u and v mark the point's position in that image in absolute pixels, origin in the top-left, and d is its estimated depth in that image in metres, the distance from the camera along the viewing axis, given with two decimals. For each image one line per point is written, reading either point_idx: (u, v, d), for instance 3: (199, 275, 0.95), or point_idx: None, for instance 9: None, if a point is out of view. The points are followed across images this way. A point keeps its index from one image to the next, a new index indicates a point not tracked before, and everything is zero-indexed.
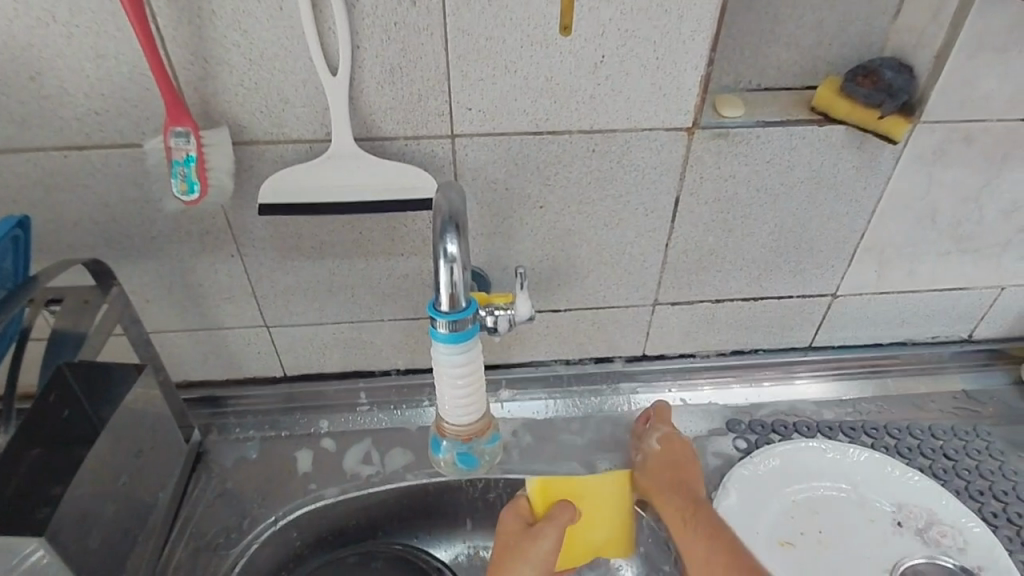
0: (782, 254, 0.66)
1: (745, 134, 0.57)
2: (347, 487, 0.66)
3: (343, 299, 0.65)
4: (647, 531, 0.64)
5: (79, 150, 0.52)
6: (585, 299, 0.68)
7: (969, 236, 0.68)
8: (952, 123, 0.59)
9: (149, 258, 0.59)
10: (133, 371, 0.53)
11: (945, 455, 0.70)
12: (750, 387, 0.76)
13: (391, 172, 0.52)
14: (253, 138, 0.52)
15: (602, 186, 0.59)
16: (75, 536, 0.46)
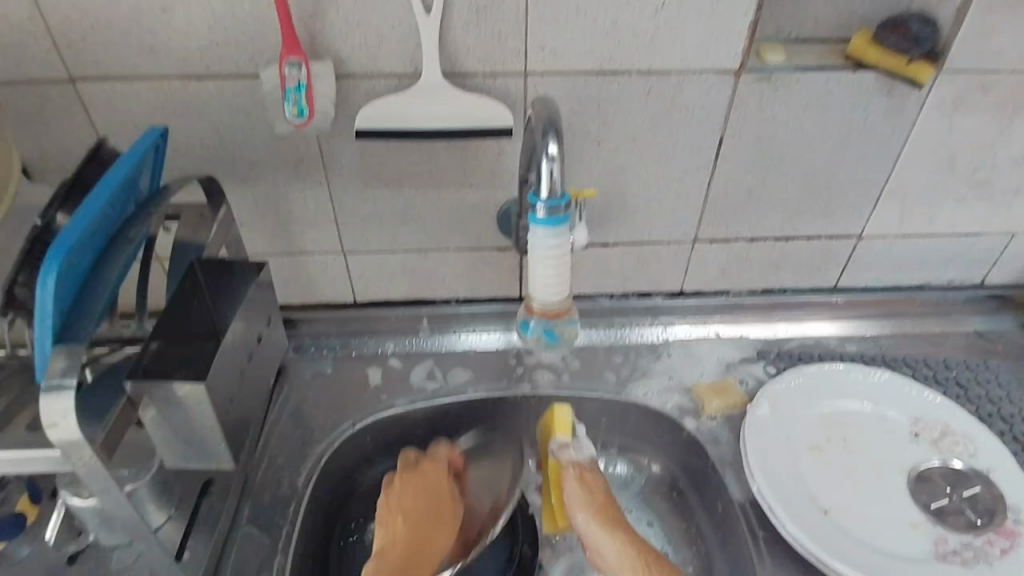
0: (814, 195, 0.73)
1: (786, 77, 0.63)
2: (414, 398, 0.74)
3: (414, 228, 0.71)
4: (685, 442, 0.72)
5: (198, 79, 0.59)
6: (633, 234, 0.74)
7: (984, 181, 0.74)
8: (973, 72, 0.65)
9: (248, 183, 0.66)
10: (253, 270, 0.59)
11: (957, 384, 0.76)
12: (778, 322, 0.82)
13: (473, 103, 0.59)
14: (353, 71, 0.59)
15: (655, 124, 0.65)
16: (224, 403, 0.53)
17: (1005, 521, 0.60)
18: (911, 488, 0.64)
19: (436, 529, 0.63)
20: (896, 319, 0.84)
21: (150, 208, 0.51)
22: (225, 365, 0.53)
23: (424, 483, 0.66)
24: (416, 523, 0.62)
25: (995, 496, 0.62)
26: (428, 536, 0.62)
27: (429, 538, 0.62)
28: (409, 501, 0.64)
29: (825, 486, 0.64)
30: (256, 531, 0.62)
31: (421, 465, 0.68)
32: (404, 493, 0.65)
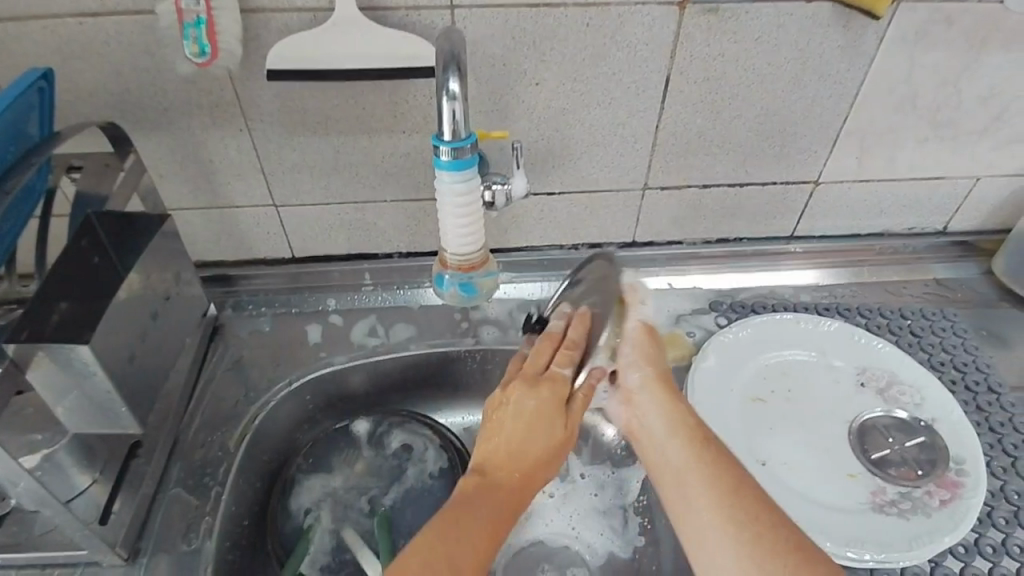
0: (767, 138, 0.69)
1: (734, 10, 0.59)
2: (355, 355, 0.72)
3: (346, 178, 0.67)
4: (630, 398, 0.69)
5: (93, 17, 0.54)
6: (579, 182, 0.70)
7: (948, 122, 0.70)
8: (935, 3, 0.61)
9: (162, 132, 0.62)
10: (156, 220, 0.57)
11: (912, 332, 0.75)
12: (734, 272, 0.80)
13: (393, 39, 0.55)
14: (261, 5, 0.54)
15: (595, 62, 0.61)
16: (121, 359, 0.52)
17: (947, 471, 0.60)
18: (853, 439, 0.64)
19: (535, 467, 0.52)
20: (854, 268, 0.81)
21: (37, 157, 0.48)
22: (121, 320, 0.52)
23: (562, 430, 0.53)
24: (536, 443, 0.52)
25: (938, 446, 0.62)
26: (532, 471, 0.52)
27: (531, 471, 0.52)
28: (514, 418, 0.52)
29: (765, 437, 0.64)
30: (183, 493, 0.61)
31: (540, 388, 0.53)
32: (543, 421, 0.52)
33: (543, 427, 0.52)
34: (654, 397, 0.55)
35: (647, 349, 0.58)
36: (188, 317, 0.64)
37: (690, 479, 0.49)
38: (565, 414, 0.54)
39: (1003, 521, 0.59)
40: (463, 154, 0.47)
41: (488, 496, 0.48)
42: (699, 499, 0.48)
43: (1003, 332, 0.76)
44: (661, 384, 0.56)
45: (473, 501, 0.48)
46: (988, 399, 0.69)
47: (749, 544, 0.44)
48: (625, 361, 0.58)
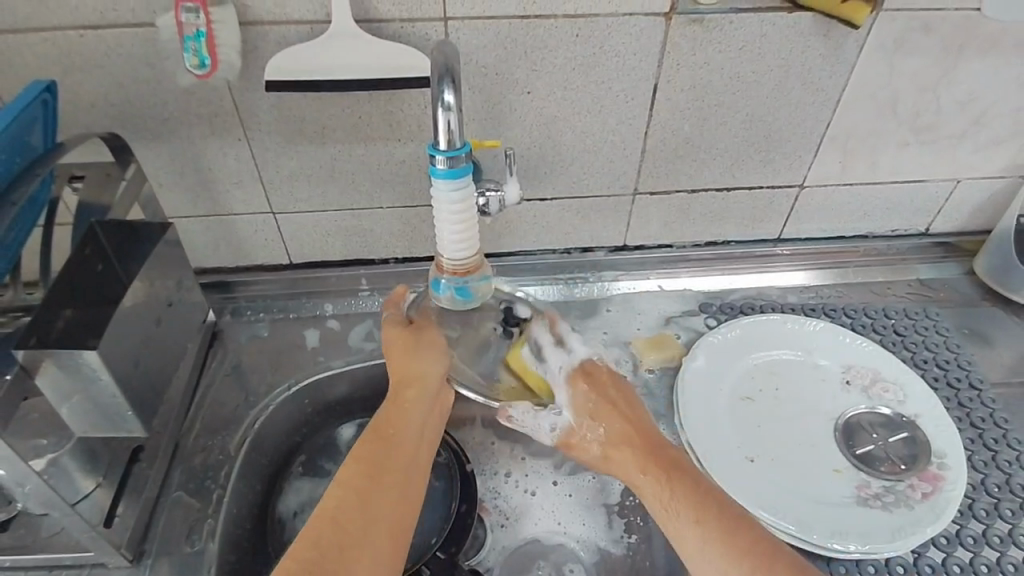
0: (753, 143, 0.71)
1: (719, 20, 0.61)
2: (353, 359, 0.73)
3: (343, 185, 0.68)
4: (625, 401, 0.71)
5: (94, 29, 0.55)
6: (570, 188, 0.72)
7: (928, 126, 0.72)
8: (913, 12, 0.63)
9: (162, 141, 0.63)
10: (158, 230, 0.58)
11: (896, 331, 0.77)
12: (724, 274, 0.82)
13: (388, 51, 0.56)
14: (259, 18, 0.56)
15: (585, 71, 0.63)
16: (126, 365, 0.53)
17: (928, 465, 0.63)
18: (838, 435, 0.67)
19: (425, 376, 0.58)
20: (840, 269, 0.83)
21: (42, 168, 0.50)
22: (129, 327, 0.54)
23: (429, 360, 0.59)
24: (415, 364, 0.59)
25: (919, 440, 0.65)
26: (420, 382, 0.58)
27: (419, 382, 0.58)
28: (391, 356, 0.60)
29: (753, 434, 0.66)
30: (185, 496, 0.62)
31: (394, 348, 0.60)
32: (414, 348, 0.60)
33: (417, 353, 0.59)
34: (607, 426, 0.57)
35: (594, 393, 0.59)
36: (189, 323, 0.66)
37: (675, 521, 0.50)
38: (425, 338, 0.60)
39: (983, 512, 0.61)
40: (459, 162, 0.49)
41: (380, 430, 0.54)
42: (687, 531, 0.49)
43: (984, 331, 0.78)
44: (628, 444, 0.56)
45: (375, 442, 0.53)
46: (969, 395, 0.71)
47: (739, 560, 0.47)
48: (582, 441, 0.58)
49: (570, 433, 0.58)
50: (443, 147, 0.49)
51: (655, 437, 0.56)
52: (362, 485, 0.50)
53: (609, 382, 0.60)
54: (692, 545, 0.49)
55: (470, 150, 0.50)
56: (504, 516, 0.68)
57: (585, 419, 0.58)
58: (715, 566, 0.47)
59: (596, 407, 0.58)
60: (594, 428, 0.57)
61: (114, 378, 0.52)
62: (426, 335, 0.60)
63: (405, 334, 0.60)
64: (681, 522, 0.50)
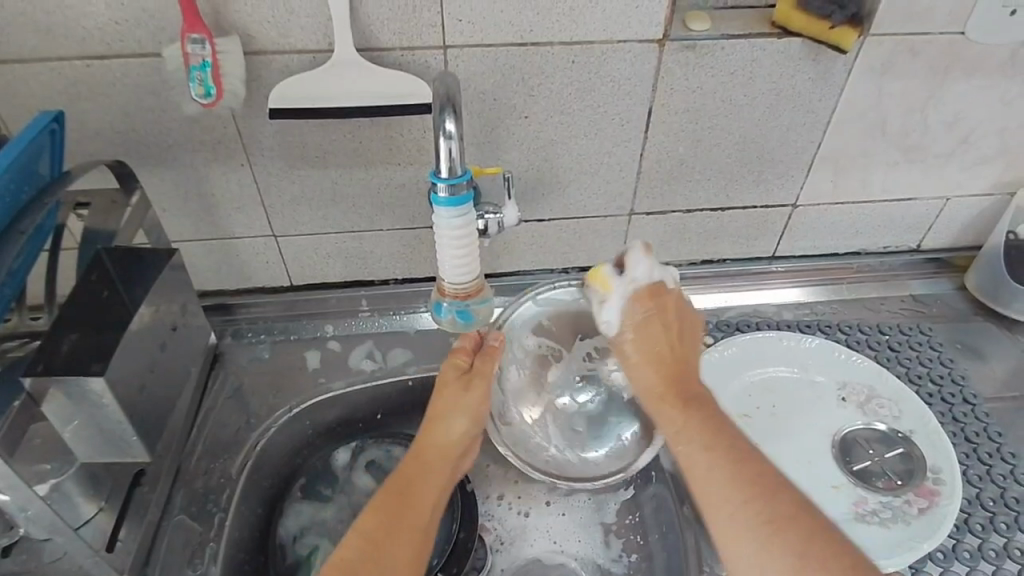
0: (746, 164, 0.72)
1: (710, 46, 0.63)
2: (353, 380, 0.73)
3: (344, 208, 0.69)
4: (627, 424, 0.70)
5: (100, 59, 0.57)
6: (568, 209, 0.73)
7: (916, 146, 0.74)
8: (900, 36, 0.65)
9: (165, 168, 0.64)
10: (164, 256, 0.60)
11: (890, 347, 0.77)
12: (720, 292, 0.83)
13: (389, 80, 0.58)
14: (263, 48, 0.57)
15: (581, 96, 0.64)
16: (131, 390, 0.54)
17: (925, 481, 0.64)
18: (835, 451, 0.67)
19: (452, 446, 0.58)
20: (834, 286, 0.84)
21: (50, 196, 0.51)
22: (134, 353, 0.55)
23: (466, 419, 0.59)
24: (449, 427, 0.58)
25: (915, 456, 0.66)
26: (444, 450, 0.58)
27: (446, 451, 0.58)
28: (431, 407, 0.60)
29: None
30: (187, 519, 0.62)
31: (442, 396, 0.60)
32: (456, 401, 0.59)
33: (455, 414, 0.59)
34: (648, 342, 0.57)
35: (646, 306, 0.58)
36: (192, 347, 0.66)
37: (699, 462, 0.50)
38: (472, 395, 0.59)
39: (979, 526, 0.62)
40: (460, 190, 0.53)
41: (401, 483, 0.54)
42: (713, 482, 0.49)
43: (977, 346, 0.79)
44: (662, 359, 0.56)
45: (393, 499, 0.52)
46: (963, 410, 0.72)
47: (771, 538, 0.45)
48: (625, 346, 0.58)
49: (619, 335, 0.59)
50: (445, 175, 0.52)
51: (688, 370, 0.56)
52: (373, 538, 0.49)
53: (676, 312, 0.59)
54: (722, 510, 0.47)
55: (471, 178, 0.53)
56: (499, 541, 0.67)
57: (630, 331, 0.58)
58: (733, 515, 0.47)
59: (653, 321, 0.58)
60: (636, 344, 0.57)
61: (119, 404, 0.53)
62: (474, 396, 0.60)
63: (460, 378, 0.60)
64: (709, 475, 0.49)
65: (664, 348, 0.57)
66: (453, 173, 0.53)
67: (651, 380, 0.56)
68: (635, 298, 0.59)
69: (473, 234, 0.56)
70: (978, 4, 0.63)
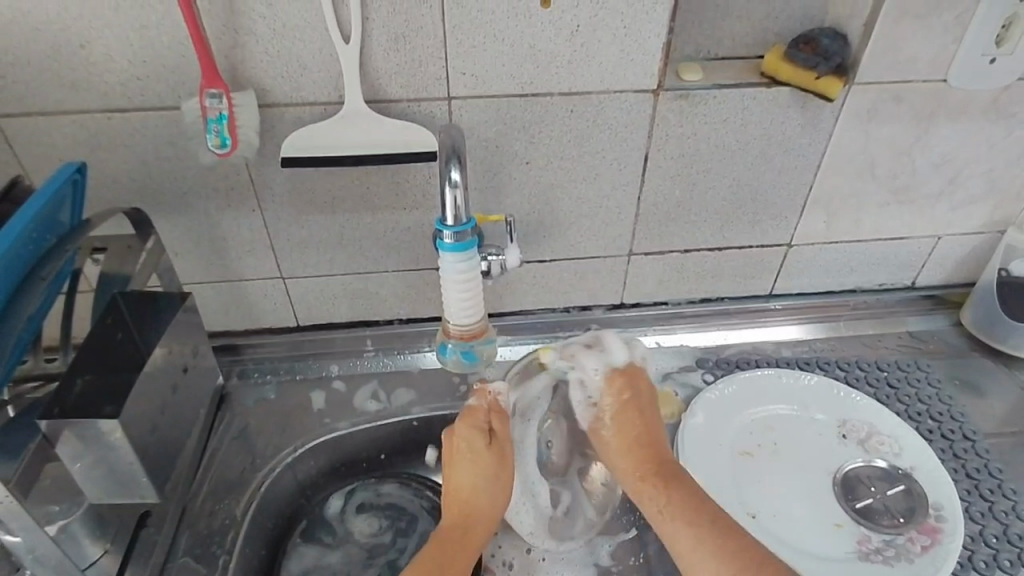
0: (741, 206, 0.75)
1: (702, 95, 0.66)
2: (358, 420, 0.74)
3: (351, 251, 0.71)
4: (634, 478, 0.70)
5: (121, 112, 0.59)
6: (568, 250, 0.75)
7: (906, 188, 0.76)
8: (883, 84, 0.67)
9: (179, 213, 0.66)
10: (178, 298, 0.62)
11: (888, 384, 0.78)
12: (720, 329, 0.84)
13: (397, 130, 0.61)
14: (277, 101, 0.60)
15: (580, 143, 0.67)
16: (141, 431, 0.55)
17: (927, 518, 0.64)
18: (838, 490, 0.68)
19: (484, 515, 0.61)
20: (832, 323, 0.86)
21: (71, 242, 0.53)
22: (146, 395, 0.56)
23: (496, 487, 0.62)
24: (484, 497, 0.62)
25: (917, 493, 0.66)
26: (479, 520, 0.61)
27: (480, 520, 0.61)
28: (464, 472, 0.62)
29: (754, 491, 0.68)
30: (191, 561, 0.62)
31: (460, 465, 0.63)
32: (483, 469, 0.62)
33: (490, 484, 0.62)
34: (623, 434, 0.64)
35: (621, 400, 0.65)
36: (201, 389, 0.68)
37: (671, 515, 0.58)
38: (503, 464, 0.63)
39: (982, 564, 0.62)
40: (465, 237, 0.57)
41: (445, 546, 0.58)
42: (683, 532, 0.57)
43: (974, 381, 0.80)
44: (636, 448, 0.63)
45: (438, 561, 0.56)
46: (964, 446, 0.72)
47: None
48: (602, 431, 0.65)
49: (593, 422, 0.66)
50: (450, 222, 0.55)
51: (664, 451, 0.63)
52: None
53: (644, 390, 0.67)
54: (681, 529, 0.57)
55: (475, 225, 0.57)
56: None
57: (608, 413, 0.65)
58: (702, 557, 0.55)
59: (617, 415, 0.65)
60: (615, 439, 0.64)
61: (130, 444, 0.54)
62: (502, 466, 0.63)
63: (482, 446, 0.63)
64: (680, 525, 0.57)
65: (636, 429, 0.64)
66: (459, 221, 0.56)
67: (625, 463, 0.63)
68: (610, 385, 0.66)
69: (476, 278, 0.60)
70: (956, 55, 0.67)
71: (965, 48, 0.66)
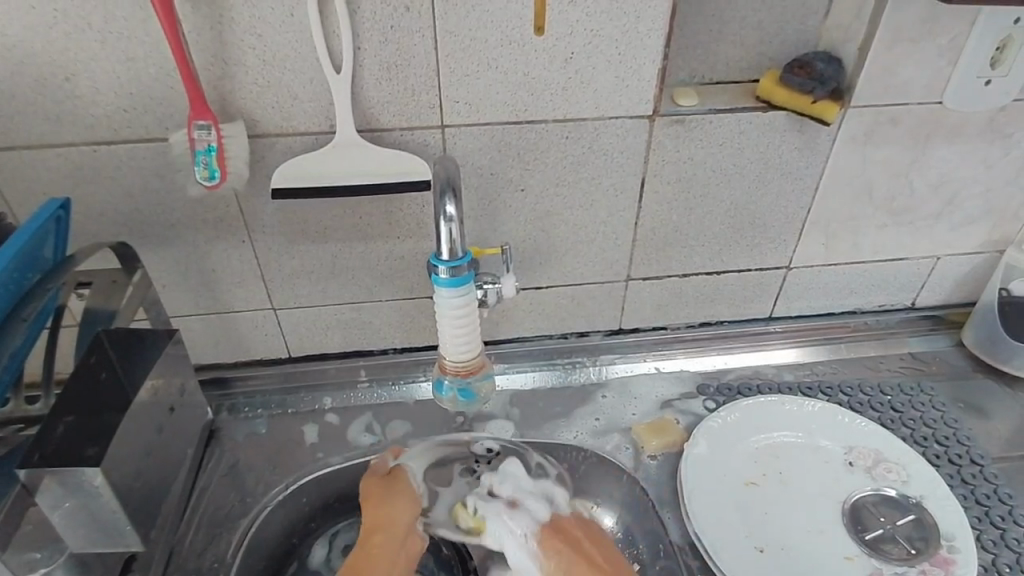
0: (738, 230, 0.74)
1: (698, 119, 0.65)
2: (351, 455, 0.72)
3: (343, 281, 0.70)
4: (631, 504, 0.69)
5: (107, 144, 0.58)
6: (565, 276, 0.74)
7: (903, 210, 0.76)
8: (879, 108, 0.67)
9: (168, 245, 0.65)
10: (165, 335, 0.60)
11: (893, 408, 0.77)
12: (719, 354, 0.82)
13: (389, 159, 0.60)
14: (267, 131, 0.59)
15: (576, 170, 0.66)
16: (125, 476, 0.53)
17: (939, 549, 0.62)
18: (847, 520, 0.66)
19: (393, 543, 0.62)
20: (833, 345, 0.84)
21: (54, 281, 0.52)
22: (131, 437, 0.55)
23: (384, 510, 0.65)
24: (389, 522, 0.64)
25: (927, 523, 0.64)
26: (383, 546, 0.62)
27: (386, 541, 0.62)
28: (377, 503, 0.65)
29: (760, 522, 0.66)
30: None
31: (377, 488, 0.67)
32: (393, 497, 0.66)
33: (394, 509, 0.65)
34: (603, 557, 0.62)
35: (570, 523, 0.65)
36: (188, 427, 0.66)
37: None
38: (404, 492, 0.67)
39: None
40: (461, 271, 0.56)
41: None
42: None
43: (978, 403, 0.79)
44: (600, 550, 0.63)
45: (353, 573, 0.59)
46: (972, 470, 0.71)
47: None
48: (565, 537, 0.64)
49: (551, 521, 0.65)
50: (446, 257, 0.55)
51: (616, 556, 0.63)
52: None
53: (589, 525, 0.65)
54: None
55: (471, 259, 0.56)
56: None
57: (570, 521, 0.65)
58: None
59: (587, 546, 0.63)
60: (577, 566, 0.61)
61: (115, 489, 0.52)
62: (402, 495, 0.66)
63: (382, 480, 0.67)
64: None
65: (597, 548, 0.63)
66: (454, 255, 0.56)
67: (601, 564, 0.61)
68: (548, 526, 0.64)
69: (473, 312, 0.59)
70: (950, 79, 0.66)
71: (958, 71, 0.66)
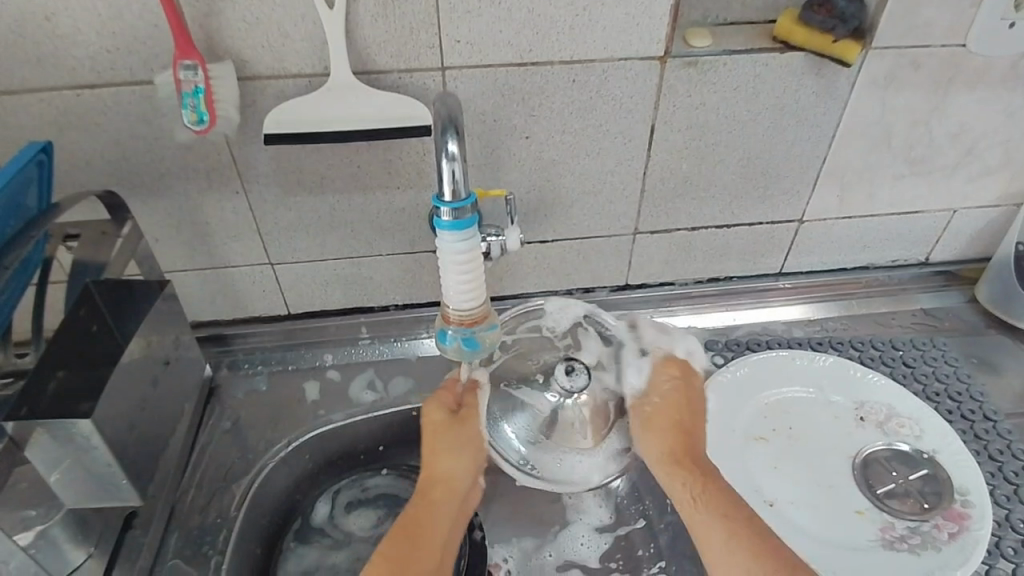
0: (750, 181, 0.71)
1: (711, 61, 0.62)
2: (353, 412, 0.71)
3: (341, 234, 0.67)
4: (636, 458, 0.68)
5: (90, 88, 0.55)
6: (570, 229, 0.72)
7: (922, 159, 0.73)
8: (900, 50, 0.64)
9: (159, 197, 0.63)
10: (156, 287, 0.58)
11: (905, 362, 0.75)
12: (725, 311, 0.81)
13: (387, 103, 0.57)
14: (258, 73, 0.56)
15: (583, 116, 0.63)
16: (118, 430, 0.52)
17: (953, 504, 0.61)
18: (858, 475, 0.65)
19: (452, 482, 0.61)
20: (844, 301, 0.83)
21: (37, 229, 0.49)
22: (123, 391, 0.53)
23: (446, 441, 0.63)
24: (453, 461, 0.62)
25: (941, 478, 0.63)
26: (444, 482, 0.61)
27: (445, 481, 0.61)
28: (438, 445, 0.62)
29: (770, 477, 0.65)
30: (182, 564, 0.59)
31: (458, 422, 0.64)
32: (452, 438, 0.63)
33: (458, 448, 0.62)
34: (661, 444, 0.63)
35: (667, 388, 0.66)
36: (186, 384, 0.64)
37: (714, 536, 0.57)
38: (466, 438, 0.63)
39: (1011, 550, 0.59)
40: (464, 214, 0.53)
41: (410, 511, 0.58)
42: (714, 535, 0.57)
43: (992, 358, 0.77)
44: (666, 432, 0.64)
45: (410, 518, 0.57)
46: (985, 426, 0.69)
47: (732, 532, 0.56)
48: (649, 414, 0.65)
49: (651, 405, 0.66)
50: (448, 199, 0.52)
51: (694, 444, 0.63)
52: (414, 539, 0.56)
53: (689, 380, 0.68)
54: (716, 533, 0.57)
55: (474, 201, 0.54)
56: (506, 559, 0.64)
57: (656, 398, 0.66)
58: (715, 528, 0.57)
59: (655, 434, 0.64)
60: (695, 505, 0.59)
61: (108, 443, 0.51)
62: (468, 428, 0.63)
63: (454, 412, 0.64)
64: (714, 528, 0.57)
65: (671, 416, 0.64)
66: (457, 198, 0.53)
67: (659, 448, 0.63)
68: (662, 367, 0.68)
69: (476, 258, 0.57)
70: (976, 19, 0.63)
71: (985, 9, 0.62)
